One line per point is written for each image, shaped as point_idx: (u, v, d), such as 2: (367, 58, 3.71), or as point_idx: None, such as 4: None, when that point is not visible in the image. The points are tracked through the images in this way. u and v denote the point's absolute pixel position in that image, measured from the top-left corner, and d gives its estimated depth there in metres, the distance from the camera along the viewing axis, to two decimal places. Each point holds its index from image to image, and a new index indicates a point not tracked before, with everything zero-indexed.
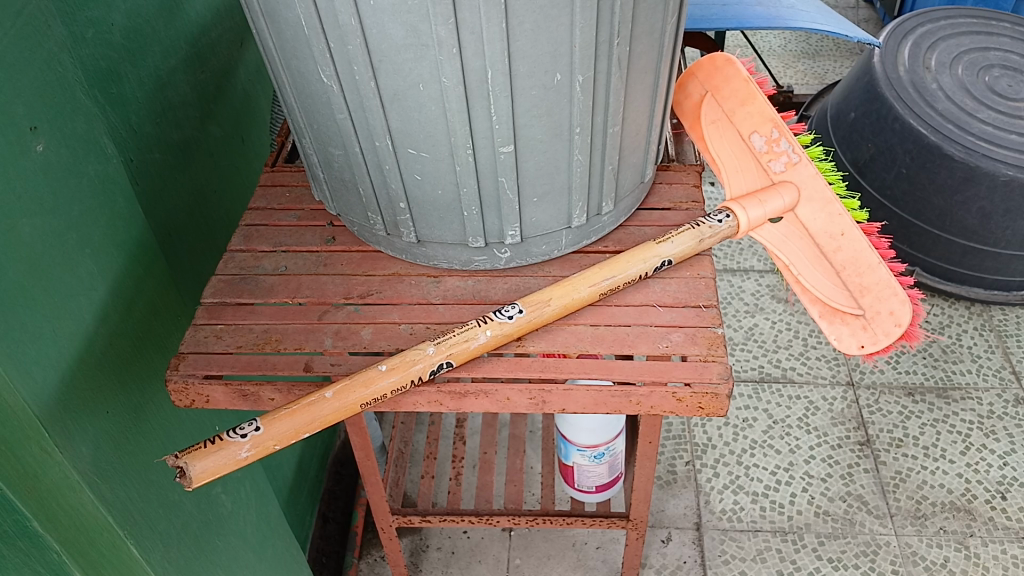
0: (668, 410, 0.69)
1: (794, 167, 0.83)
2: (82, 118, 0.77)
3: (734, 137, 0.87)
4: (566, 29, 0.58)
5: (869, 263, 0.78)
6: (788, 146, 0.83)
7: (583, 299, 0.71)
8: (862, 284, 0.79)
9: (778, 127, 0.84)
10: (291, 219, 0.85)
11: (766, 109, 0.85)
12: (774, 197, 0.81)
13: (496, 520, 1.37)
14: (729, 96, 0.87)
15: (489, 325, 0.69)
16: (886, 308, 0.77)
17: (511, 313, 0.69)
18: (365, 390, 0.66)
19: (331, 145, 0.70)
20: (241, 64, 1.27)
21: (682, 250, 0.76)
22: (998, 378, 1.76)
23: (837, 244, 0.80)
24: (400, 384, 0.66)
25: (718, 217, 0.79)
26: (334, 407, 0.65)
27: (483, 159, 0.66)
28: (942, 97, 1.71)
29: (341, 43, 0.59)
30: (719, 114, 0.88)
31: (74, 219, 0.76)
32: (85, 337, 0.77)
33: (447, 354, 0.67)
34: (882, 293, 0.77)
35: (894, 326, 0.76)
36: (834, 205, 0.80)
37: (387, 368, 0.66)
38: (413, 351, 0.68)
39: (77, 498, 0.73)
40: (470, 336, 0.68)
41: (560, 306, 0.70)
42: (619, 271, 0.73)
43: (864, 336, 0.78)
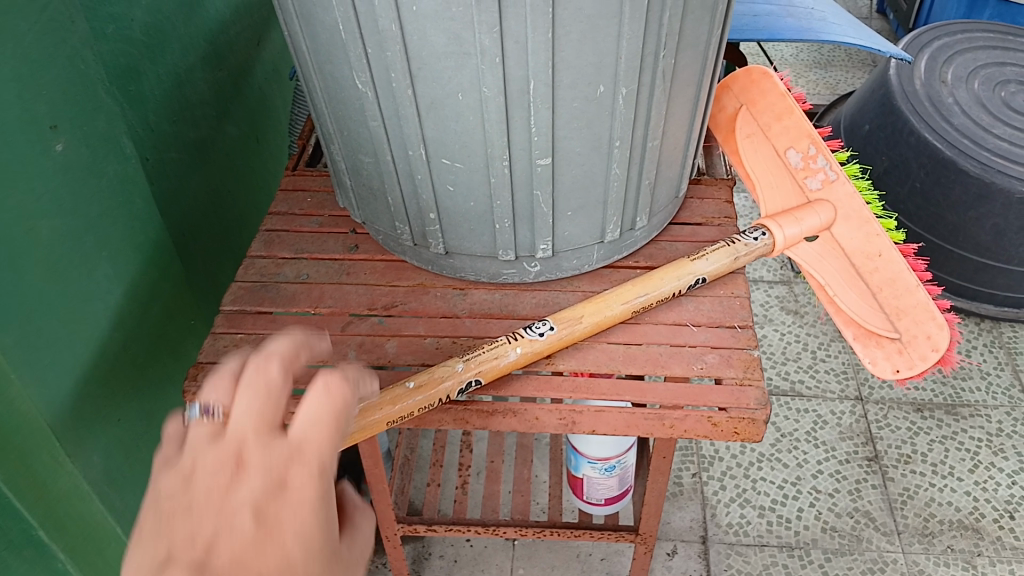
0: (702, 435, 0.67)
1: (831, 185, 0.81)
2: (103, 117, 0.75)
3: (770, 151, 0.86)
4: (613, 39, 0.56)
5: (908, 286, 0.75)
6: (826, 162, 0.81)
7: (616, 316, 0.69)
8: (898, 307, 0.76)
9: (815, 143, 0.82)
10: (313, 225, 0.83)
11: (803, 124, 0.83)
12: (809, 215, 0.79)
13: (502, 531, 1.35)
14: (765, 110, 0.86)
15: (519, 342, 0.67)
16: (923, 332, 0.74)
17: (541, 330, 0.67)
18: (392, 409, 0.63)
19: (361, 152, 0.68)
20: (259, 62, 1.25)
21: (717, 268, 0.74)
22: (1007, 397, 1.74)
23: (874, 264, 0.78)
24: (427, 402, 0.64)
25: (754, 234, 0.77)
26: (359, 426, 0.62)
27: (519, 170, 0.64)
28: (958, 112, 1.69)
29: (380, 49, 0.57)
30: (754, 127, 0.87)
31: (93, 221, 0.74)
32: (100, 341, 0.75)
33: (477, 371, 0.65)
34: (919, 316, 0.75)
35: (932, 352, 0.73)
36: (871, 224, 0.78)
37: (414, 386, 0.64)
38: (441, 367, 0.65)
39: (85, 506, 0.76)
40: (501, 354, 0.65)
41: (592, 324, 0.68)
42: (653, 288, 0.71)
43: (899, 360, 0.76)
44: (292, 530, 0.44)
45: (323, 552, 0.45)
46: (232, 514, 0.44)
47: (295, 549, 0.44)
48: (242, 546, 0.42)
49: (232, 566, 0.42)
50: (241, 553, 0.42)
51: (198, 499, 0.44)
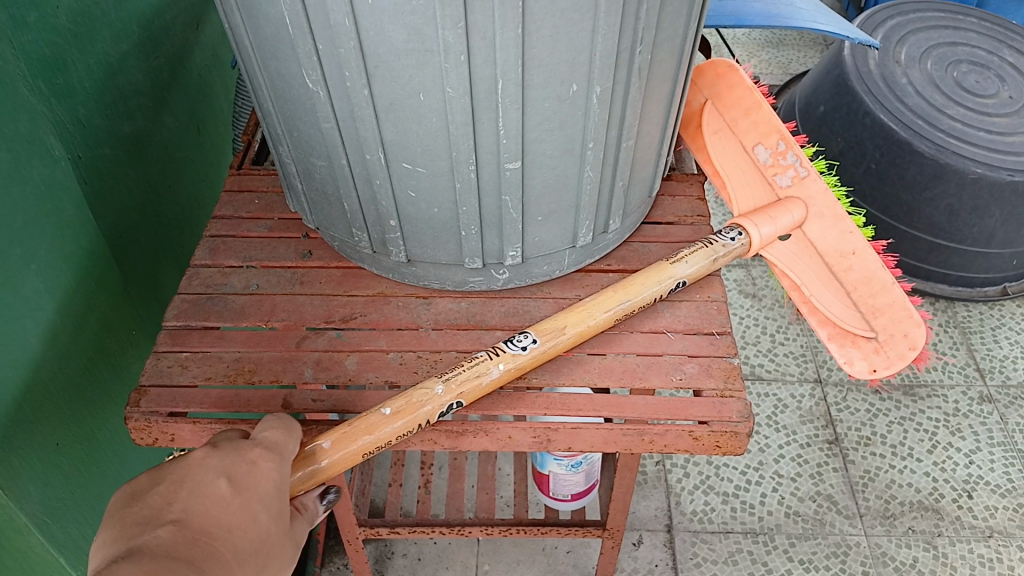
0: (683, 449, 0.64)
1: (802, 182, 0.80)
2: (25, 117, 0.68)
3: (737, 148, 0.84)
4: (587, 35, 0.52)
5: (884, 284, 0.75)
6: (796, 159, 0.80)
7: (599, 325, 0.65)
8: (875, 306, 0.76)
9: (784, 139, 0.81)
10: (262, 229, 0.77)
11: (772, 119, 0.81)
12: (783, 213, 0.78)
13: (468, 530, 1.31)
14: (732, 105, 0.84)
15: (501, 357, 0.62)
16: (901, 330, 0.74)
17: (524, 343, 0.63)
18: (368, 439, 0.59)
19: (313, 155, 0.63)
20: (197, 47, 1.18)
21: (697, 271, 0.70)
22: (963, 375, 1.72)
23: (848, 263, 0.77)
24: (406, 429, 0.59)
25: (730, 235, 0.76)
26: (333, 461, 0.58)
27: (487, 174, 0.59)
28: (912, 92, 1.69)
29: (332, 45, 0.52)
30: (721, 123, 0.85)
31: (17, 233, 0.67)
32: (31, 363, 0.69)
33: (458, 394, 0.60)
34: (897, 315, 0.74)
35: (913, 350, 0.72)
36: (846, 222, 0.77)
37: (390, 413, 0.59)
38: (418, 389, 0.60)
39: (25, 541, 0.72)
40: (483, 372, 0.60)
41: (574, 335, 0.64)
42: (635, 294, 0.67)
43: (877, 359, 0.75)
44: (259, 496, 0.52)
45: (281, 518, 0.54)
46: (206, 477, 0.52)
47: (259, 511, 0.52)
48: (217, 504, 0.50)
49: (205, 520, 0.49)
50: (214, 512, 0.50)
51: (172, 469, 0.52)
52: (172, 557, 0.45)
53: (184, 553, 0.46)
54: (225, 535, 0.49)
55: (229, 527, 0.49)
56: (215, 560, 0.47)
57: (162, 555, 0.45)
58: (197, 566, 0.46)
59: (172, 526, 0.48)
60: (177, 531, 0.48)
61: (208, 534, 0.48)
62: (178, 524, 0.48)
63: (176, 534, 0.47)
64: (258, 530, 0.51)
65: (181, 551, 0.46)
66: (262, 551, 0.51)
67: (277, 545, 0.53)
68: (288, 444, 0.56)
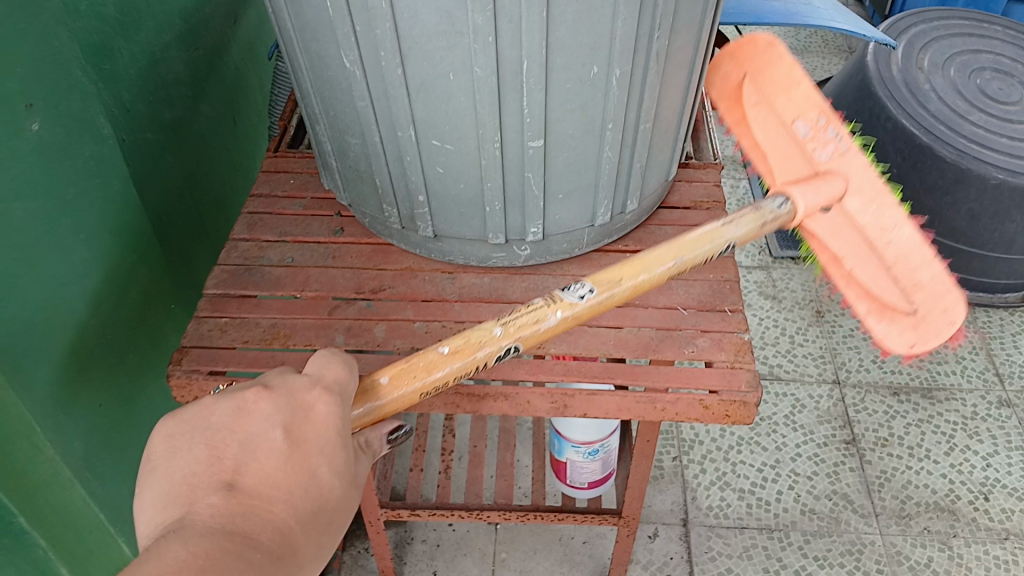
0: (693, 418, 0.67)
1: (842, 157, 0.79)
2: (77, 96, 0.73)
3: (777, 121, 0.86)
4: (608, 20, 0.55)
5: (924, 260, 0.76)
6: (836, 134, 0.79)
7: (654, 281, 0.66)
8: (915, 281, 0.77)
9: (824, 114, 0.80)
10: (297, 207, 0.82)
11: (811, 94, 0.81)
12: (823, 188, 0.78)
13: (486, 515, 1.34)
14: (769, 80, 0.85)
15: (558, 304, 0.63)
16: (941, 305, 0.77)
17: (581, 294, 0.64)
18: (429, 378, 0.61)
19: (348, 133, 0.67)
20: (234, 41, 1.22)
21: (748, 231, 0.70)
22: (982, 380, 1.72)
23: (888, 237, 0.78)
24: (464, 369, 0.61)
25: (775, 202, 0.77)
26: (392, 397, 0.61)
27: (511, 152, 0.63)
28: (935, 98, 1.70)
29: (368, 27, 0.56)
30: (759, 97, 0.87)
31: (68, 204, 0.72)
32: (77, 327, 0.74)
33: (516, 337, 0.62)
34: (937, 291, 0.76)
35: (948, 326, 0.76)
36: (885, 197, 0.77)
37: (449, 352, 0.61)
38: (478, 332, 0.63)
39: (66, 494, 0.76)
40: (541, 318, 0.62)
41: (630, 287, 0.64)
42: (689, 252, 0.67)
43: (914, 334, 0.79)
44: (319, 452, 0.55)
45: (343, 469, 0.57)
46: (262, 435, 0.54)
47: (318, 464, 0.55)
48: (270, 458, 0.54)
49: (262, 484, 0.53)
50: (271, 475, 0.53)
51: (229, 422, 0.54)
52: (228, 536, 0.49)
53: (240, 528, 0.51)
54: (284, 498, 0.53)
55: (289, 490, 0.53)
56: (271, 530, 0.52)
57: (216, 533, 0.49)
58: (256, 541, 0.51)
59: (226, 492, 0.52)
60: (231, 501, 0.51)
61: (265, 502, 0.52)
62: (234, 492, 0.52)
63: (230, 502, 0.51)
64: (319, 485, 0.55)
65: (239, 526, 0.51)
66: (326, 509, 0.55)
67: (343, 496, 0.57)
68: (349, 380, 0.59)
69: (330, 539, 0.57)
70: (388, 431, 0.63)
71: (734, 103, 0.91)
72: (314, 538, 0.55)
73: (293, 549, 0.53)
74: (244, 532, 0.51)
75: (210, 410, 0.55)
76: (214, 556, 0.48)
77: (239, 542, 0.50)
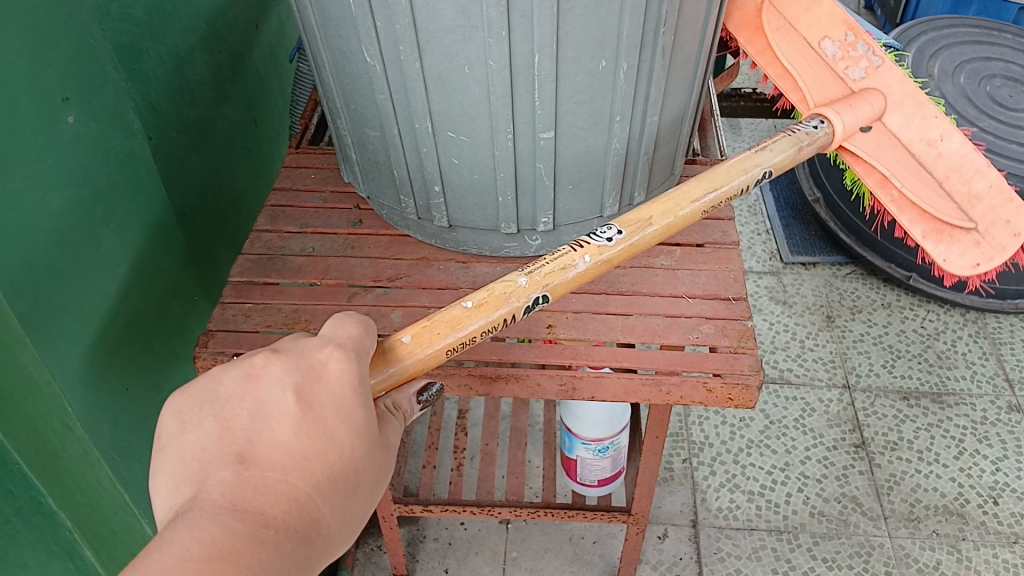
0: (697, 401, 0.69)
1: (876, 71, 0.84)
2: (110, 92, 0.76)
3: (801, 43, 0.85)
4: (616, 15, 0.58)
5: (977, 170, 0.82)
6: (867, 48, 0.84)
7: (686, 217, 0.69)
8: (971, 195, 0.82)
9: (851, 30, 0.84)
10: (317, 201, 0.85)
11: (836, 11, 0.83)
12: (864, 104, 0.82)
13: (497, 511, 1.35)
14: (791, 2, 0.84)
15: (586, 250, 0.65)
16: (1001, 217, 0.81)
17: (609, 235, 0.66)
18: (453, 334, 0.62)
19: (368, 126, 0.70)
20: (256, 46, 1.26)
21: (783, 158, 0.77)
22: (992, 385, 1.69)
23: (937, 150, 0.84)
24: (487, 324, 0.63)
25: (813, 124, 0.81)
26: (415, 359, 0.61)
27: (523, 144, 0.66)
28: (944, 105, 1.69)
29: (389, 22, 0.59)
30: (782, 21, 0.85)
31: (100, 194, 0.75)
32: (108, 313, 0.77)
33: (543, 288, 0.64)
34: (995, 202, 0.81)
35: (1014, 239, 0.80)
36: (929, 108, 0.83)
37: (472, 307, 0.63)
38: (503, 285, 0.64)
39: (94, 475, 0.79)
40: (570, 264, 0.64)
41: (660, 226, 0.68)
42: (724, 185, 0.71)
43: (979, 252, 0.82)
44: (333, 412, 0.54)
45: (363, 429, 0.55)
46: (273, 401, 0.53)
47: (335, 427, 0.53)
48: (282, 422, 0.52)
49: (273, 454, 0.51)
50: (284, 443, 0.52)
51: (239, 391, 0.53)
52: (237, 515, 0.47)
53: (251, 502, 0.48)
54: (299, 465, 0.51)
55: (303, 456, 0.51)
56: (285, 502, 0.49)
57: (224, 512, 0.47)
58: (268, 514, 0.48)
59: (237, 465, 0.50)
60: (243, 476, 0.49)
61: (277, 473, 0.50)
62: (245, 466, 0.50)
63: (241, 475, 0.49)
64: (337, 449, 0.53)
65: (249, 500, 0.48)
66: (345, 478, 0.53)
67: (364, 458, 0.55)
68: (366, 340, 0.59)
69: (359, 504, 0.55)
70: (419, 391, 0.63)
71: (754, 32, 0.87)
72: (340, 505, 0.53)
73: (314, 521, 0.51)
74: (255, 506, 0.48)
75: (219, 379, 0.54)
76: (221, 540, 0.45)
77: (251, 520, 0.47)
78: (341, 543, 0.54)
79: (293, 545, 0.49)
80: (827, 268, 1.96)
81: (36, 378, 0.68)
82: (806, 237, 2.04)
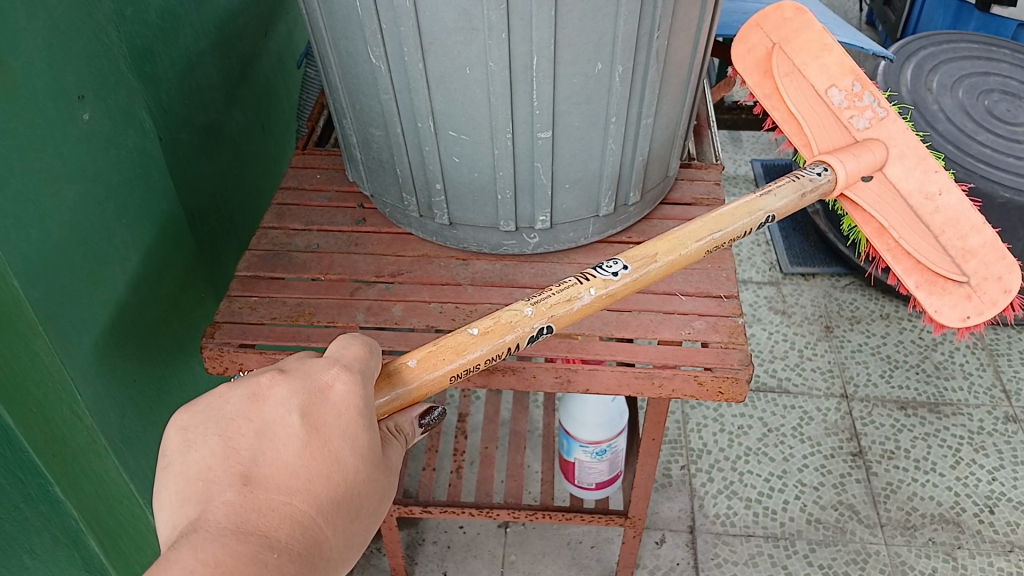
0: (688, 394, 0.71)
1: (881, 122, 0.88)
2: (123, 91, 0.79)
3: (809, 89, 0.91)
4: (611, 18, 0.61)
5: (973, 225, 0.84)
6: (873, 100, 0.88)
7: (691, 256, 0.71)
8: (965, 249, 0.84)
9: (859, 81, 0.89)
10: (323, 199, 0.87)
11: (844, 61, 0.89)
12: (867, 152, 0.85)
13: (496, 514, 1.36)
14: (801, 49, 0.90)
15: (592, 283, 0.67)
16: (993, 272, 0.82)
17: (615, 270, 0.68)
18: (458, 360, 0.63)
19: (372, 125, 0.73)
20: (265, 52, 1.29)
21: (785, 204, 0.79)
22: (989, 396, 1.70)
23: (934, 203, 0.86)
24: (490, 351, 0.64)
25: (817, 171, 0.83)
26: (420, 380, 0.62)
27: (521, 142, 0.68)
28: (943, 118, 1.67)
29: (394, 24, 0.61)
30: (790, 66, 0.91)
31: (113, 189, 0.78)
32: (117, 304, 0.79)
33: (548, 318, 0.65)
34: (988, 257, 0.83)
35: (1005, 294, 0.81)
36: (929, 162, 0.86)
37: (478, 334, 0.64)
38: (508, 312, 0.65)
39: (101, 463, 0.80)
40: (575, 296, 0.66)
41: (665, 263, 0.69)
42: (728, 226, 0.73)
43: (969, 307, 0.82)
44: (339, 434, 0.55)
45: (367, 452, 0.56)
46: (279, 422, 0.54)
47: (339, 447, 0.55)
48: (286, 442, 0.54)
49: (278, 475, 0.52)
50: (290, 465, 0.53)
51: (245, 410, 0.55)
52: (242, 536, 0.48)
53: (256, 525, 0.49)
54: (304, 487, 0.52)
55: (308, 479, 0.53)
56: (290, 524, 0.51)
57: (229, 534, 0.48)
58: (273, 538, 0.49)
59: (241, 487, 0.51)
60: (247, 496, 0.51)
61: (281, 496, 0.51)
62: (249, 487, 0.51)
63: (245, 496, 0.51)
64: (341, 471, 0.54)
65: (255, 523, 0.50)
66: (349, 502, 0.54)
67: (366, 484, 0.56)
68: (370, 361, 0.61)
69: (360, 528, 0.56)
70: (420, 415, 0.64)
71: (762, 77, 0.92)
72: (343, 528, 0.54)
73: (319, 542, 0.52)
74: (260, 528, 0.50)
75: (224, 399, 0.56)
76: (226, 562, 0.46)
77: (256, 542, 0.49)
78: (343, 566, 0.55)
79: (296, 567, 0.50)
80: (826, 279, 1.98)
81: (48, 364, 0.69)
82: (806, 248, 2.06)
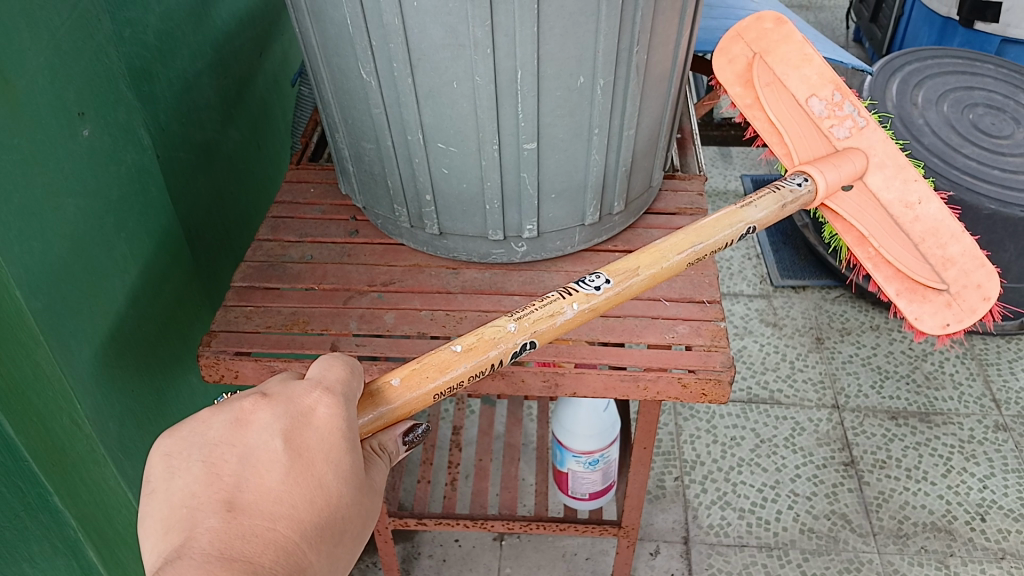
0: (673, 397, 0.73)
1: (861, 131, 0.91)
2: (123, 109, 0.81)
3: (790, 99, 0.93)
4: (592, 35, 0.63)
5: (952, 233, 0.86)
6: (854, 109, 0.91)
7: (672, 268, 0.73)
8: (945, 257, 0.86)
9: (838, 91, 0.92)
10: (316, 212, 0.90)
11: (824, 72, 0.92)
12: (848, 162, 0.88)
13: (490, 526, 1.37)
14: (781, 59, 0.93)
15: (574, 298, 0.69)
16: (973, 281, 0.84)
17: (597, 284, 0.70)
18: (442, 377, 0.65)
19: (364, 139, 0.75)
20: (260, 72, 1.32)
21: (766, 214, 0.81)
22: (979, 405, 1.71)
23: (914, 212, 0.88)
24: (475, 366, 0.66)
25: (798, 181, 0.86)
26: (403, 401, 0.64)
27: (507, 154, 0.71)
28: (928, 132, 1.69)
29: (384, 41, 0.64)
30: (771, 76, 0.94)
31: (112, 204, 0.80)
32: (116, 315, 0.81)
33: (532, 333, 0.67)
34: (968, 265, 0.85)
35: (984, 301, 0.83)
36: (908, 171, 0.89)
37: (462, 351, 0.66)
38: (492, 330, 0.67)
39: (100, 472, 0.81)
40: (557, 313, 0.67)
41: (646, 276, 0.72)
42: (709, 239, 0.75)
43: (949, 313, 0.84)
44: (322, 459, 0.57)
45: (350, 475, 0.58)
46: (262, 448, 0.56)
47: (326, 475, 0.57)
48: (270, 465, 0.55)
49: (262, 498, 0.54)
50: (273, 490, 0.54)
51: (227, 436, 0.56)
52: (228, 564, 0.49)
53: (241, 552, 0.51)
54: (287, 514, 0.54)
55: (294, 504, 0.54)
56: (272, 551, 0.52)
57: (214, 561, 0.49)
58: (256, 565, 0.51)
59: (225, 514, 0.52)
60: (231, 523, 0.52)
61: (265, 522, 0.53)
62: (233, 514, 0.52)
63: (228, 524, 0.52)
64: (325, 497, 0.56)
65: (243, 551, 0.51)
66: (333, 529, 0.56)
67: (351, 506, 0.58)
68: (353, 381, 0.62)
69: (343, 551, 0.58)
70: (404, 433, 0.66)
71: (745, 86, 0.95)
72: (327, 553, 0.56)
73: (301, 568, 0.53)
74: (242, 553, 0.51)
75: (208, 425, 0.57)
76: None
77: (241, 569, 0.50)
78: None
79: None
80: (816, 291, 2.00)
81: (48, 371, 0.71)
82: (796, 261, 2.08)
